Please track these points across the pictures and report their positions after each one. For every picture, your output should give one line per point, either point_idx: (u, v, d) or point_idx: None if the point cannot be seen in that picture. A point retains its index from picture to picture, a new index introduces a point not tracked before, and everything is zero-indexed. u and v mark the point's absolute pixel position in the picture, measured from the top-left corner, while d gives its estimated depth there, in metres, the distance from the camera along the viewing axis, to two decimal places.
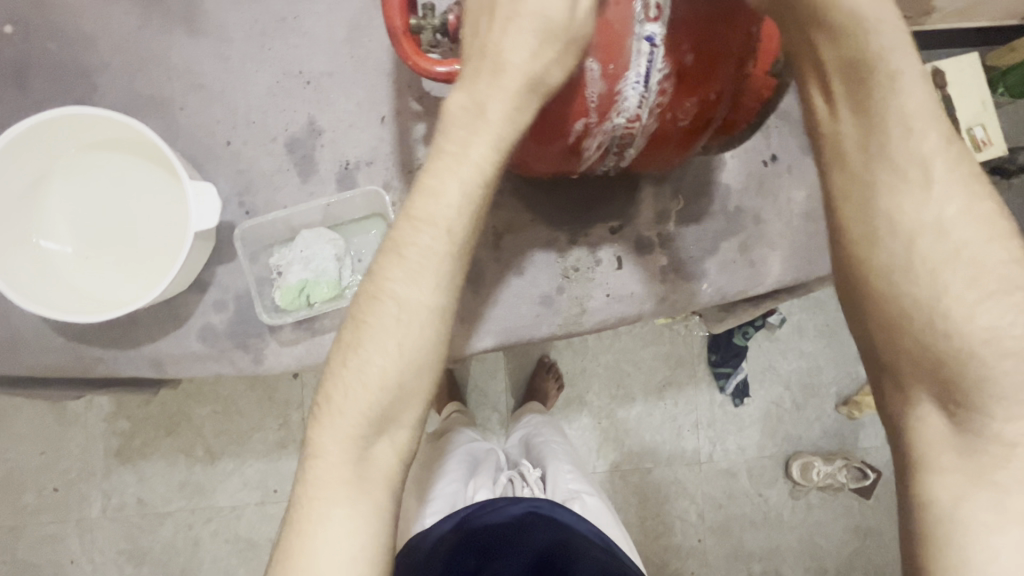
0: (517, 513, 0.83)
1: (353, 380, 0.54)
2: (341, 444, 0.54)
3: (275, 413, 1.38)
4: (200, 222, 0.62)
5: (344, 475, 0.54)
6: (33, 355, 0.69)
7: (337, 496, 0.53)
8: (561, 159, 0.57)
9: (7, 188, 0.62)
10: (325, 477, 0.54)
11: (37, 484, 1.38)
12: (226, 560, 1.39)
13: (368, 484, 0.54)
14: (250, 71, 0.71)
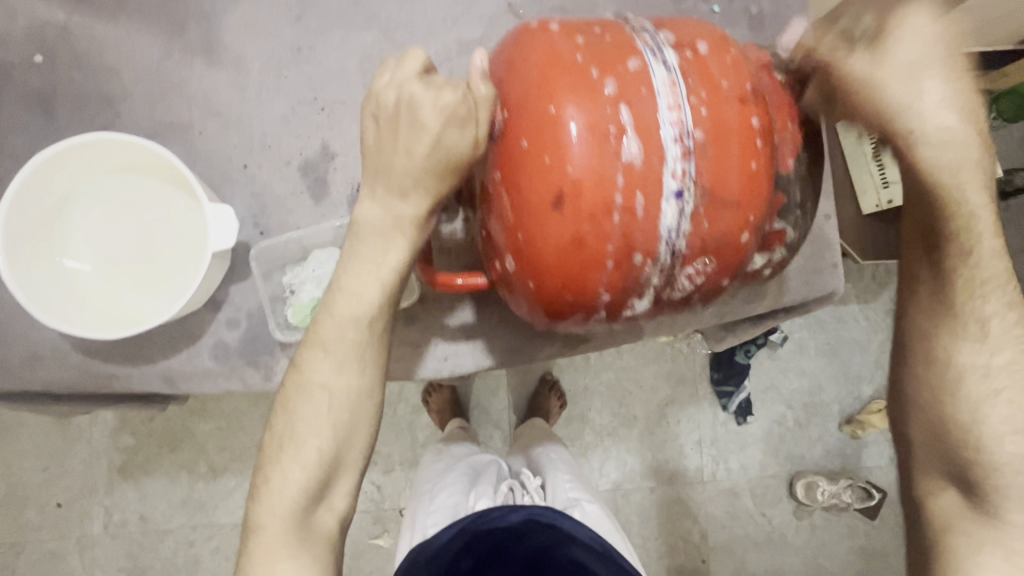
0: (517, 521, 0.84)
1: (289, 458, 0.61)
2: (281, 515, 0.60)
3: None
4: (218, 242, 0.64)
5: (285, 538, 0.60)
6: (48, 371, 0.71)
7: (282, 561, 0.59)
8: (619, 239, 0.50)
9: (35, 210, 0.65)
10: (267, 544, 0.60)
11: (39, 500, 1.39)
12: None
13: (309, 544, 0.60)
14: (266, 99, 0.74)
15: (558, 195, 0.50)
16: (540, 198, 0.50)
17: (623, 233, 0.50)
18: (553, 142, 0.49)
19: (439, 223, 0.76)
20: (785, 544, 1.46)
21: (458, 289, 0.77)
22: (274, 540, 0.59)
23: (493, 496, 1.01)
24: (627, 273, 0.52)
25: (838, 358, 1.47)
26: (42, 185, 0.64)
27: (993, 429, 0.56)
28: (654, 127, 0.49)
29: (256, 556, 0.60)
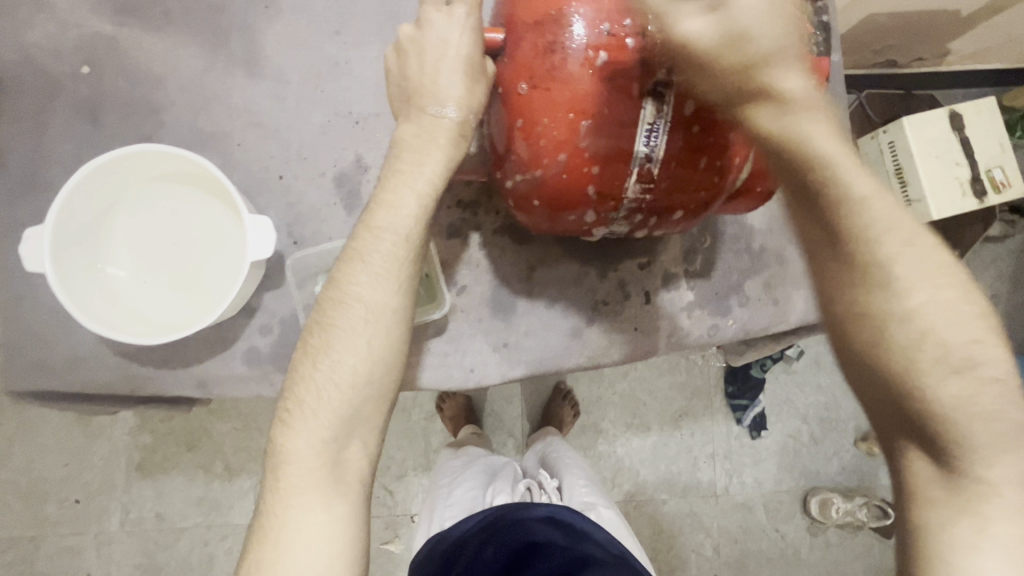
0: (541, 516, 0.86)
1: (381, 228, 0.57)
2: (368, 288, 0.56)
3: None
4: (257, 251, 0.65)
5: (358, 316, 0.56)
6: (86, 372, 0.73)
7: (351, 338, 0.55)
8: (618, 106, 0.51)
9: (80, 217, 0.67)
10: (344, 318, 0.56)
11: (60, 494, 1.41)
12: None
13: (378, 328, 0.56)
14: (305, 111, 0.76)
15: (550, 60, 0.51)
16: (537, 58, 0.52)
17: (608, 87, 0.51)
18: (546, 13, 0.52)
19: (468, 235, 0.78)
20: (798, 561, 1.45)
21: (485, 301, 0.78)
22: (353, 316, 0.56)
23: (511, 493, 1.01)
24: (623, 133, 0.52)
25: None
26: (87, 195, 0.66)
27: (947, 382, 0.44)
28: None
29: (328, 330, 0.56)
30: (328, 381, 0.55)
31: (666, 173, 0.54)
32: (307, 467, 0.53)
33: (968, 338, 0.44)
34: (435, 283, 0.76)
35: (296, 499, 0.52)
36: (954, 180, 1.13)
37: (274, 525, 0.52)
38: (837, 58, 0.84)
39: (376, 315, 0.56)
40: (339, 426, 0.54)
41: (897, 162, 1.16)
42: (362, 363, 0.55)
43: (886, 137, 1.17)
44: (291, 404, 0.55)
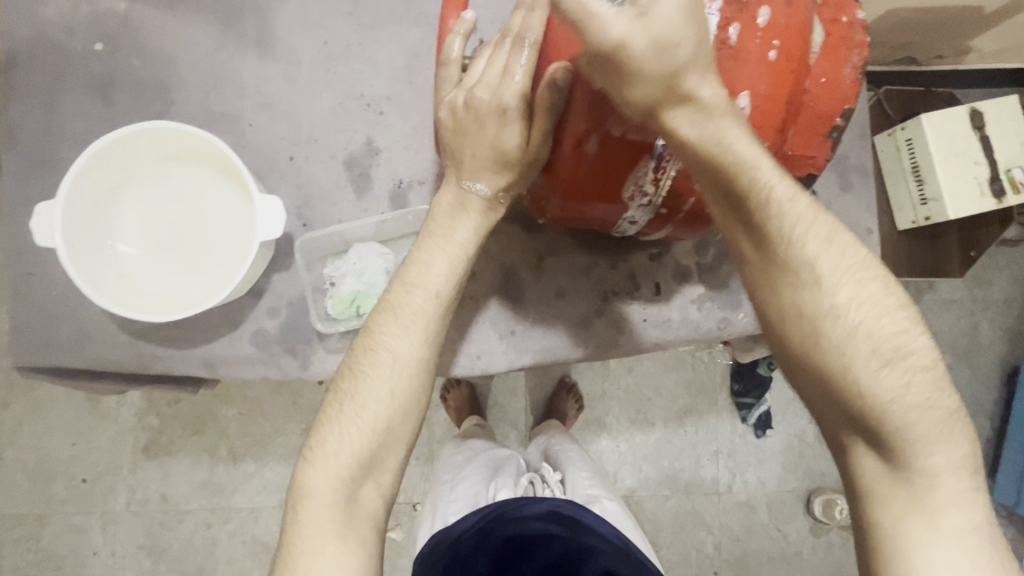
0: (540, 512, 0.84)
1: (416, 283, 0.62)
2: (401, 338, 0.61)
3: (299, 418, 1.42)
4: (266, 230, 0.65)
5: (386, 367, 0.60)
6: (94, 350, 0.73)
7: (377, 383, 0.60)
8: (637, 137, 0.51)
9: (91, 191, 0.66)
10: (373, 367, 0.60)
11: (67, 474, 1.42)
12: (242, 562, 1.41)
13: (403, 373, 0.61)
14: (316, 92, 0.76)
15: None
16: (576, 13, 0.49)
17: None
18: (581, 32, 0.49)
19: None
20: (800, 561, 1.44)
21: (492, 288, 0.77)
22: (383, 364, 0.60)
23: (513, 489, 1.02)
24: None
25: None
26: (99, 170, 0.66)
27: (881, 376, 0.48)
28: None
29: (356, 374, 0.61)
30: (390, 352, 0.61)
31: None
32: (322, 501, 0.57)
33: (896, 329, 0.49)
34: None
35: (339, 455, 0.58)
36: (972, 179, 1.11)
37: (316, 467, 0.58)
38: None
39: (439, 280, 0.62)
40: (394, 399, 0.60)
41: (914, 158, 1.15)
42: (382, 409, 0.59)
43: (904, 133, 1.16)
44: (356, 370, 0.60)
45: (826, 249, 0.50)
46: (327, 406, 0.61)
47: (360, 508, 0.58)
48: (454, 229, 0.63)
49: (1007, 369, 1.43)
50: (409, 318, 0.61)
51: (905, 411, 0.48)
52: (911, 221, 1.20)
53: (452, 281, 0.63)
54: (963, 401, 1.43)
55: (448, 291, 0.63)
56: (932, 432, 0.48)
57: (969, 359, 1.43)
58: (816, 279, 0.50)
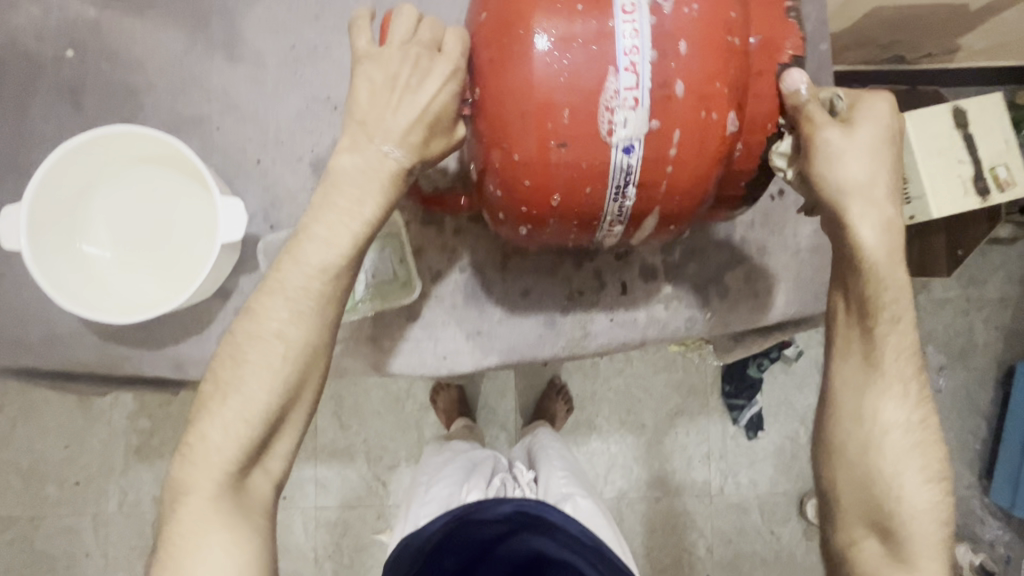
0: (506, 512, 0.85)
1: (302, 262, 0.58)
2: (288, 314, 0.58)
3: None
4: (228, 232, 0.66)
5: (277, 351, 0.58)
6: (65, 351, 0.74)
7: (254, 367, 0.58)
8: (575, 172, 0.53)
9: (58, 194, 0.67)
10: (262, 351, 0.58)
11: (60, 476, 1.44)
12: None
13: (291, 359, 0.59)
14: (282, 96, 0.76)
15: (520, 71, 0.51)
16: (505, 63, 0.52)
17: (575, 90, 0.51)
18: (513, 79, 0.52)
19: (444, 222, 0.77)
20: (793, 564, 1.43)
21: (461, 288, 0.78)
22: (273, 350, 0.58)
23: (486, 489, 1.00)
24: (598, 136, 0.52)
25: None
26: (66, 174, 0.67)
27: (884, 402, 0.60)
28: (607, 73, 0.51)
29: (240, 361, 0.59)
30: (278, 338, 0.58)
31: (648, 176, 0.53)
32: (204, 495, 0.58)
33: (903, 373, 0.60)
34: (410, 269, 0.76)
35: (218, 450, 0.58)
36: (956, 177, 1.10)
37: (197, 462, 0.59)
38: (824, 47, 0.80)
39: (315, 261, 0.58)
40: (266, 386, 0.58)
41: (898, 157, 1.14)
42: (271, 400, 0.59)
43: None
44: (241, 357, 0.59)
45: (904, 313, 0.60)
46: (207, 396, 0.60)
47: (250, 495, 0.60)
48: (359, 210, 0.57)
49: (1004, 369, 1.42)
50: (291, 292, 0.58)
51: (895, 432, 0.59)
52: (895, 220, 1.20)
53: (350, 263, 0.59)
54: (958, 401, 1.42)
55: (319, 281, 0.58)
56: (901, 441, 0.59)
57: (962, 359, 1.41)
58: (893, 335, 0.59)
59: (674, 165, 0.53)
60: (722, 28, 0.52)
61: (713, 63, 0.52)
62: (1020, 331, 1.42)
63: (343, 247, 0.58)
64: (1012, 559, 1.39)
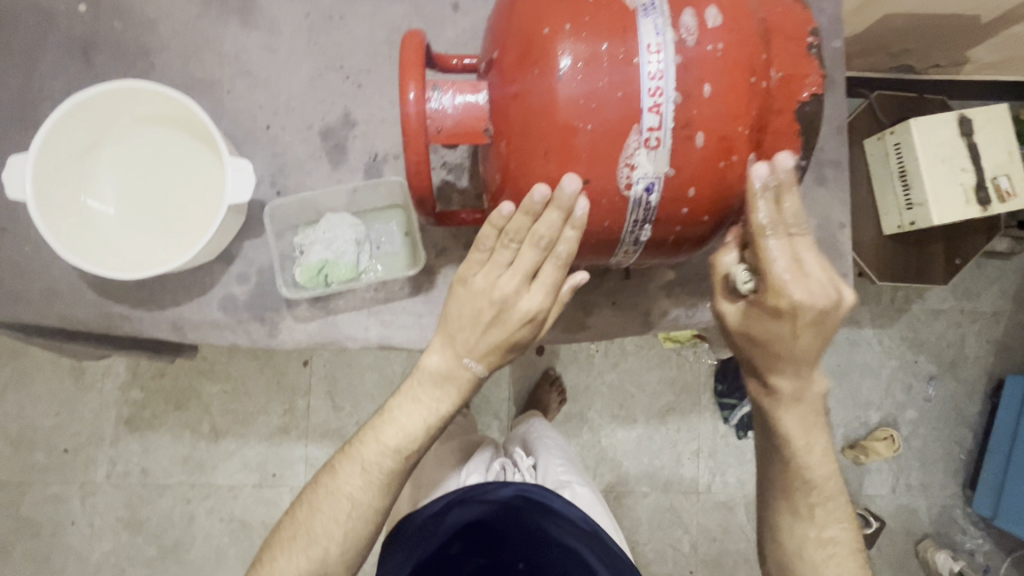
0: (506, 496, 0.86)
1: (471, 333, 0.61)
2: (449, 368, 0.63)
3: (281, 398, 1.43)
4: (236, 194, 0.65)
5: (430, 394, 0.65)
6: (65, 308, 0.74)
7: (414, 402, 0.65)
8: (589, 242, 0.52)
9: (67, 146, 0.67)
10: (418, 395, 0.65)
11: (49, 443, 1.43)
12: (219, 539, 1.42)
13: (444, 402, 0.65)
14: (295, 63, 0.76)
15: (538, 146, 0.46)
16: (523, 134, 0.47)
17: (594, 173, 0.46)
18: (528, 153, 0.47)
19: (450, 198, 0.77)
20: None
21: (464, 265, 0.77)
22: (427, 388, 0.65)
23: (485, 473, 1.01)
24: (612, 215, 0.49)
25: (850, 382, 1.42)
26: (71, 129, 0.66)
27: (794, 527, 0.66)
28: (624, 159, 0.46)
29: (401, 397, 0.66)
30: (438, 390, 0.64)
31: (655, 244, 0.52)
32: (338, 510, 0.66)
33: (808, 485, 0.64)
34: (415, 243, 0.75)
35: (361, 476, 0.66)
36: (957, 186, 1.11)
37: (338, 474, 0.67)
38: (838, 42, 0.80)
39: (454, 387, 0.64)
40: (374, 491, 0.66)
41: (902, 163, 1.15)
42: (412, 442, 0.65)
43: (892, 138, 1.16)
44: (401, 397, 0.66)
45: (799, 434, 0.62)
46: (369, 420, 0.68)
47: (368, 519, 0.67)
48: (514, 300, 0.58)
49: (993, 381, 1.43)
50: (428, 406, 0.65)
51: (814, 551, 0.65)
52: (896, 225, 1.20)
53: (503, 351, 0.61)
54: (946, 411, 1.43)
55: (448, 406, 0.65)
56: (820, 550, 0.65)
57: (954, 371, 1.43)
58: (792, 458, 0.64)
59: (683, 237, 0.51)
60: (748, 115, 0.46)
61: (738, 149, 0.47)
62: (1010, 345, 1.43)
63: (507, 337, 0.60)
64: (991, 569, 1.41)
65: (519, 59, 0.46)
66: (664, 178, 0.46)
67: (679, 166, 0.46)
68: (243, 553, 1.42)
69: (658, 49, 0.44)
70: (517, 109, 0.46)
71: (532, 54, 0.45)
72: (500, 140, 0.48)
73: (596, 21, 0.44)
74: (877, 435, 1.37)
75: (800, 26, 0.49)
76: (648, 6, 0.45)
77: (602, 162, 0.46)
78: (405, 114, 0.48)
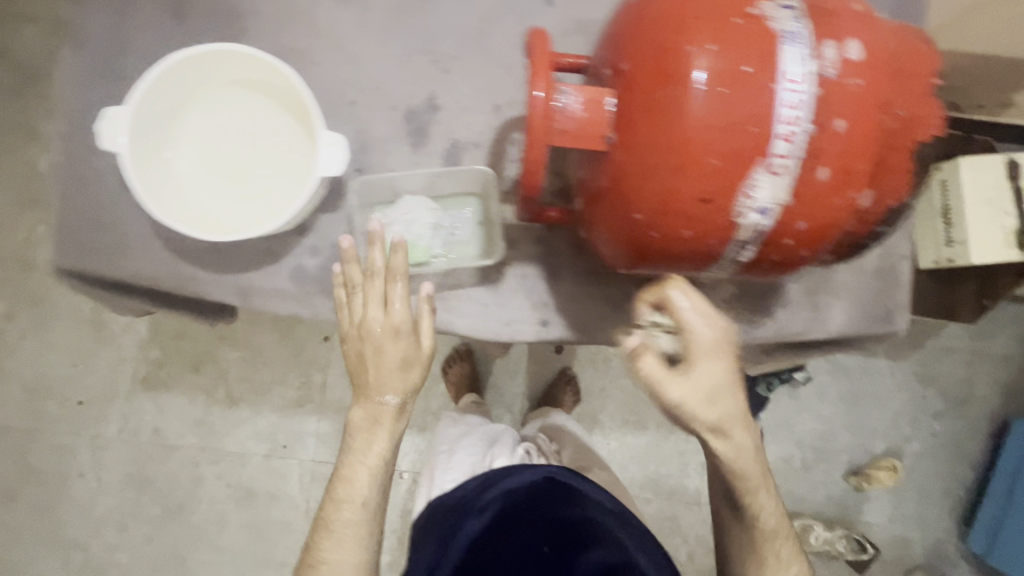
0: (535, 478, 0.89)
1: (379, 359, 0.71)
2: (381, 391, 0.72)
3: (299, 370, 1.43)
4: (328, 166, 0.66)
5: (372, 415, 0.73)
6: (136, 263, 0.74)
7: (367, 424, 0.74)
8: (689, 256, 0.53)
9: (158, 105, 0.67)
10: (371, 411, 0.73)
11: (63, 394, 1.43)
12: (223, 504, 1.43)
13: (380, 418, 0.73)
14: (385, 42, 0.76)
15: (662, 158, 0.47)
16: (648, 144, 0.47)
17: (716, 191, 0.47)
18: (651, 164, 0.47)
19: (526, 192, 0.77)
20: None
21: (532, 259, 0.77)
22: (373, 410, 0.73)
23: (511, 457, 1.02)
24: (722, 233, 0.49)
25: (858, 410, 1.44)
26: (165, 87, 0.67)
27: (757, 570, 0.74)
28: (747, 182, 0.46)
29: (357, 418, 0.74)
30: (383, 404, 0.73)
31: (753, 263, 0.53)
32: (349, 507, 0.74)
33: (773, 535, 0.73)
34: (490, 231, 0.77)
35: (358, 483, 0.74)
36: (998, 229, 1.10)
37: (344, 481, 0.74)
38: None
39: (385, 410, 0.73)
40: (368, 489, 0.74)
41: (946, 201, 1.15)
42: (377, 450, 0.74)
43: (939, 174, 1.14)
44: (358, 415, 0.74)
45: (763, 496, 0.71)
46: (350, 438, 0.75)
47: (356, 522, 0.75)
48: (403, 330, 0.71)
49: (998, 422, 1.45)
50: (378, 425, 0.74)
51: None
52: (933, 261, 1.21)
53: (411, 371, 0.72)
54: (950, 447, 1.45)
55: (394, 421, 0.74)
56: None
57: (961, 408, 1.45)
58: (759, 514, 0.72)
59: (782, 260, 0.52)
60: (874, 152, 0.47)
61: (857, 184, 0.47)
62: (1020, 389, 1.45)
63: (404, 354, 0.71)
64: None
65: (655, 73, 0.46)
66: (781, 204, 0.47)
67: (798, 195, 0.47)
68: (247, 520, 1.42)
69: (800, 77, 0.44)
70: (645, 120, 0.47)
71: (670, 69, 0.45)
72: (621, 146, 0.49)
73: (741, 43, 0.45)
74: (880, 463, 1.41)
75: (929, 65, 0.49)
76: (792, 34, 0.45)
77: (725, 182, 0.46)
78: (531, 110, 0.48)
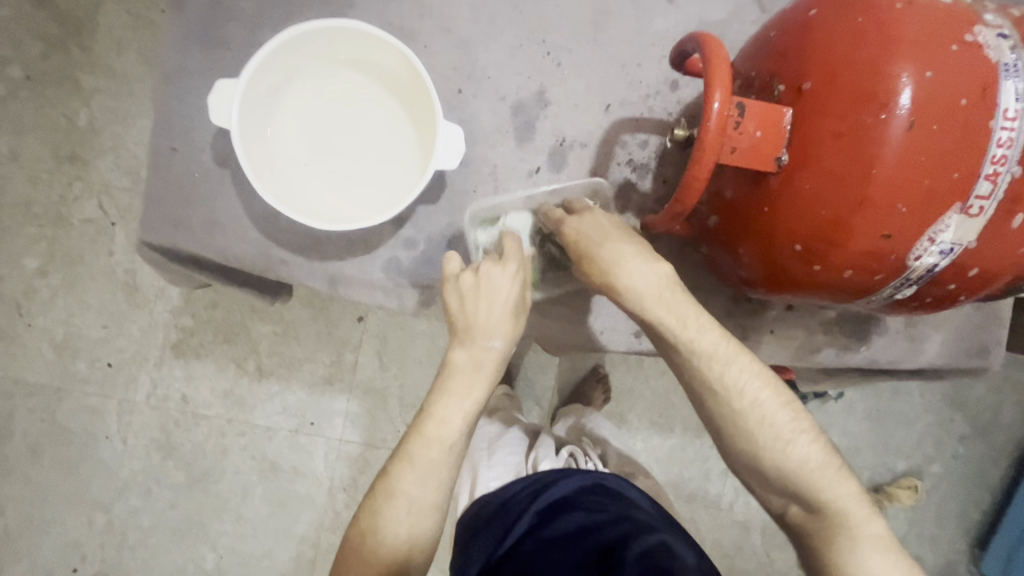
0: (587, 483, 0.82)
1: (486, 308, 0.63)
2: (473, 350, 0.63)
3: (331, 347, 1.32)
4: (445, 160, 0.63)
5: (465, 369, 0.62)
6: (226, 242, 0.71)
7: (452, 386, 0.62)
8: (844, 290, 0.50)
9: (267, 79, 0.64)
10: (463, 369, 0.62)
11: (92, 354, 1.30)
12: (248, 476, 1.32)
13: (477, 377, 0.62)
14: (498, 28, 0.72)
15: (849, 186, 0.44)
16: (836, 170, 0.44)
17: (903, 226, 0.44)
18: (835, 191, 0.45)
19: (633, 198, 0.74)
20: None
21: None
22: (464, 372, 0.62)
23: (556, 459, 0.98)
24: (892, 271, 0.47)
25: (884, 428, 1.41)
26: (278, 61, 0.63)
27: None
28: (937, 220, 0.44)
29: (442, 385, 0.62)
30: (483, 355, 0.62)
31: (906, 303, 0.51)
32: (401, 504, 0.61)
33: None
34: None
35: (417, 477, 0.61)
36: None
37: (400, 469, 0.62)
38: None
39: (485, 370, 0.63)
40: (431, 485, 0.61)
41: None
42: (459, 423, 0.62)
43: None
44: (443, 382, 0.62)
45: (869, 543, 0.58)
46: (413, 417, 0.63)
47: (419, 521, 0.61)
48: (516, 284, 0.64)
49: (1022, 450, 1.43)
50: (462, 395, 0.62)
51: None
52: None
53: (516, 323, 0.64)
54: (971, 471, 1.42)
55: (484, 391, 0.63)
56: None
57: (986, 434, 1.42)
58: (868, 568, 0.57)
59: (938, 301, 0.50)
60: None
61: None
62: None
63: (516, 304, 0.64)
64: None
65: (851, 96, 0.44)
66: (965, 245, 0.45)
67: (986, 237, 0.45)
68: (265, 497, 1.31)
69: (1012, 115, 0.43)
70: (836, 146, 0.44)
71: (872, 93, 0.43)
72: (798, 169, 0.46)
73: (953, 74, 0.43)
74: (900, 482, 1.39)
75: None
76: (1008, 67, 0.43)
77: (915, 218, 0.44)
78: (707, 121, 0.45)
